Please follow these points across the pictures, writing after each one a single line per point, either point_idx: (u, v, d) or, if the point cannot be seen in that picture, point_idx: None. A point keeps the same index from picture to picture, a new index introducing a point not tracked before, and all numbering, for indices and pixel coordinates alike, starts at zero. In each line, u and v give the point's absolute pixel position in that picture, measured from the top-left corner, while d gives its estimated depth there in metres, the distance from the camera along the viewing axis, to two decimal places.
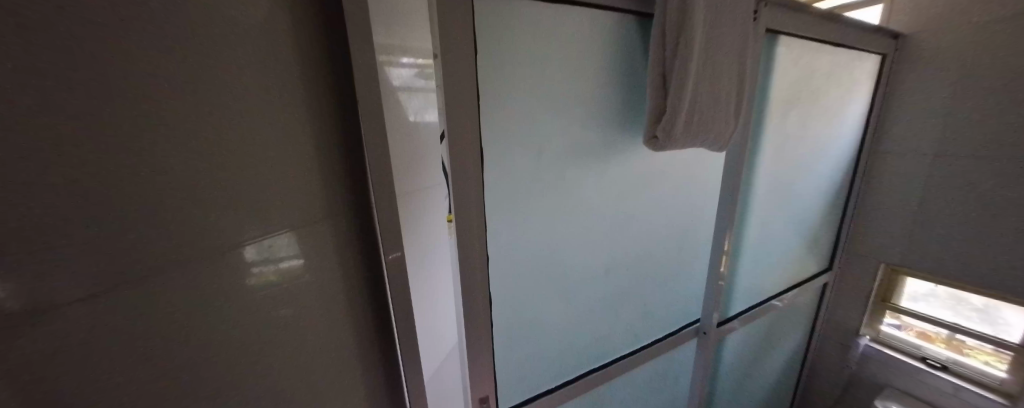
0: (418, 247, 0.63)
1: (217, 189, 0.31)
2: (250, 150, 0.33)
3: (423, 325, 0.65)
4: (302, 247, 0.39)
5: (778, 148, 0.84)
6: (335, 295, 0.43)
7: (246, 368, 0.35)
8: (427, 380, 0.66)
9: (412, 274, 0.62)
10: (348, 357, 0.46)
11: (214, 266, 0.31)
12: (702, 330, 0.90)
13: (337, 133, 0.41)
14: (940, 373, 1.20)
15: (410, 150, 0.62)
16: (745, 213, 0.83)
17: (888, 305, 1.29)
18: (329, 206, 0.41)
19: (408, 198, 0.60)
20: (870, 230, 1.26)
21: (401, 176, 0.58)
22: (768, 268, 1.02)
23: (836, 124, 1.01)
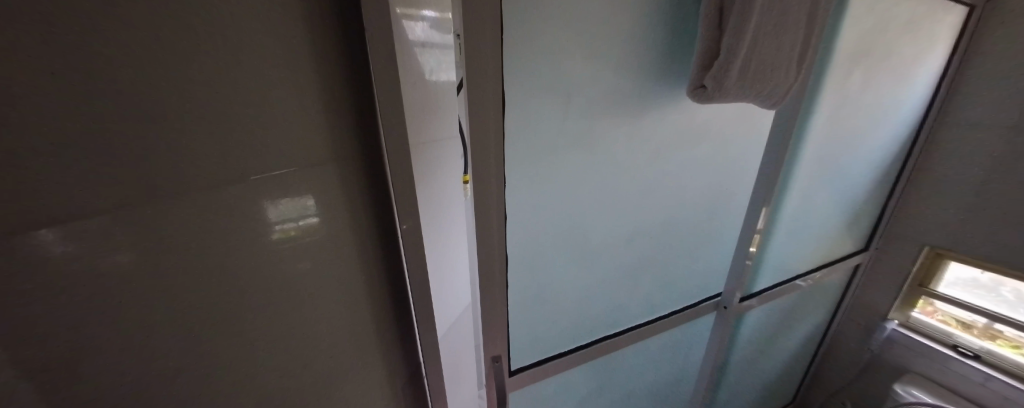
0: (433, 206, 0.61)
1: (234, 137, 0.28)
2: (265, 93, 0.30)
3: (440, 285, 0.65)
4: (322, 201, 0.37)
5: (833, 112, 0.74)
6: (353, 252, 0.42)
7: (275, 325, 0.34)
8: (440, 337, 0.66)
9: (429, 233, 0.60)
10: (363, 312, 0.45)
11: (238, 220, 0.29)
12: (723, 304, 0.87)
13: (346, 75, 0.37)
14: (971, 361, 1.14)
15: (427, 104, 0.58)
16: (786, 184, 0.77)
17: (923, 290, 1.22)
18: (346, 158, 0.39)
19: (423, 153, 0.57)
20: (917, 209, 1.16)
21: (417, 130, 0.54)
22: (801, 244, 0.96)
23: (903, 89, 0.89)
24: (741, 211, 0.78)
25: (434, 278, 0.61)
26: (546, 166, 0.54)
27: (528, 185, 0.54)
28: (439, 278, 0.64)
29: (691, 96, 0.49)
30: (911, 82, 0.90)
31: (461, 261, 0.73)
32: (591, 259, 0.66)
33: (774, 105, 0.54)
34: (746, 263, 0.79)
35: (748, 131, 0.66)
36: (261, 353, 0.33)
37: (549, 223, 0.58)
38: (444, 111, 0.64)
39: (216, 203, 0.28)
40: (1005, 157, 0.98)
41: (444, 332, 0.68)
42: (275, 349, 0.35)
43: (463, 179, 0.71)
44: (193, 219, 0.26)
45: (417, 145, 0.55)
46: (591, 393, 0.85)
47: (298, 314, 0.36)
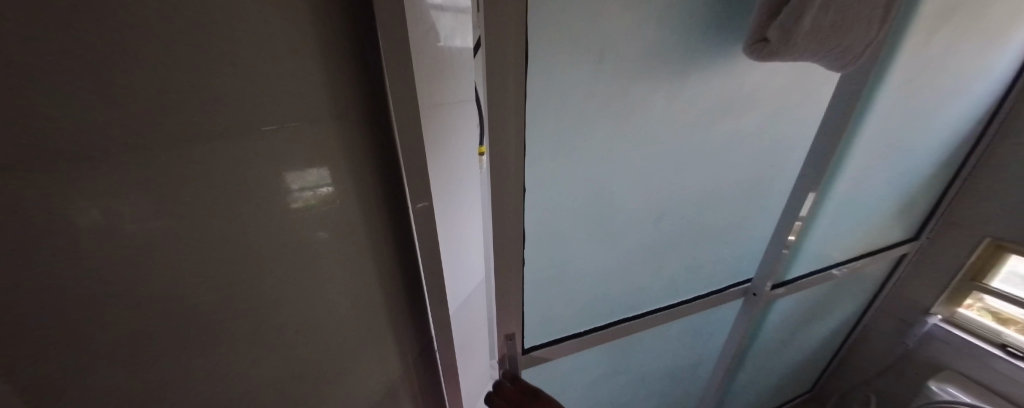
0: (446, 177, 0.57)
1: (244, 93, 0.25)
2: (271, 41, 0.26)
3: (452, 260, 0.62)
4: (337, 168, 0.34)
5: (906, 80, 0.65)
6: (369, 224, 0.39)
7: (299, 297, 0.33)
8: (452, 311, 0.65)
9: (441, 207, 0.57)
10: (374, 288, 0.42)
11: (253, 187, 0.27)
12: (752, 291, 0.81)
13: (348, 19, 0.31)
14: (1020, 363, 1.04)
15: (443, 67, 0.53)
16: (840, 162, 0.68)
17: (976, 284, 1.11)
18: (365, 121, 0.35)
19: (434, 120, 0.52)
20: (982, 197, 1.04)
21: (429, 95, 0.50)
22: (846, 230, 0.88)
23: (991, 55, 0.76)
24: (784, 192, 0.71)
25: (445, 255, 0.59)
26: (572, 137, 0.49)
27: (550, 156, 0.49)
28: (449, 253, 0.61)
29: (750, 54, 0.44)
30: (1002, 46, 0.77)
31: (474, 237, 0.70)
32: (614, 239, 0.62)
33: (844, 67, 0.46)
34: (783, 252, 0.72)
35: (802, 101, 0.58)
36: (281, 327, 0.32)
37: (571, 198, 0.54)
38: (461, 76, 0.59)
39: (232, 167, 0.25)
40: None
41: (456, 309, 0.66)
42: (298, 321, 0.34)
43: (479, 151, 0.67)
44: (207, 185, 0.24)
45: (428, 111, 0.50)
46: (606, 373, 0.83)
47: (316, 286, 0.35)
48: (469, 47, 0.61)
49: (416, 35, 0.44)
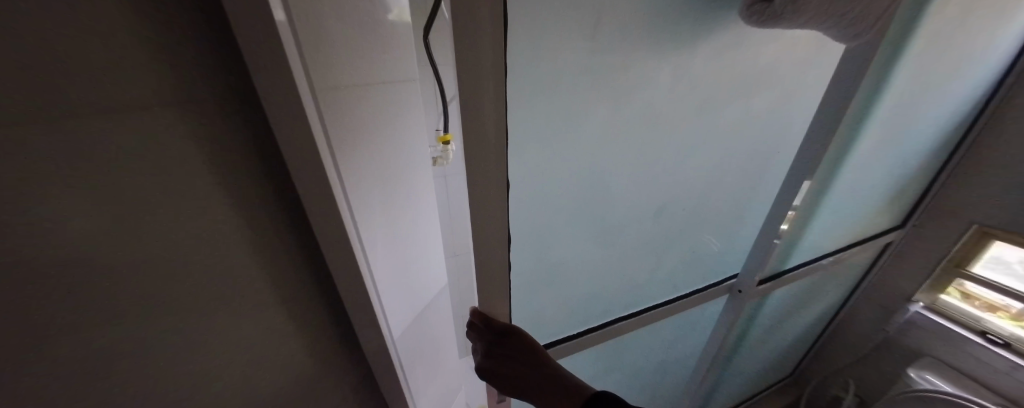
0: (399, 160, 0.56)
1: (116, 151, 0.23)
2: (119, 106, 0.22)
3: (411, 244, 0.62)
4: (219, 166, 0.28)
5: (917, 60, 0.61)
6: (271, 233, 0.33)
7: (203, 348, 0.32)
8: (416, 299, 0.65)
9: (397, 193, 0.56)
10: (278, 317, 0.37)
11: (139, 257, 0.26)
12: (737, 287, 0.78)
13: (218, 52, 0.25)
14: (998, 349, 1.05)
15: (384, 43, 0.50)
16: (845, 148, 0.66)
17: (959, 271, 1.12)
18: (265, 156, 0.30)
19: (373, 103, 0.46)
20: (971, 185, 1.04)
21: (365, 73, 0.44)
22: (843, 218, 0.86)
23: (998, 36, 0.74)
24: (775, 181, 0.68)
25: (395, 254, 0.53)
26: (561, 120, 0.42)
27: (537, 146, 0.42)
28: (401, 252, 0.55)
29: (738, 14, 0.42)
30: (1009, 23, 0.73)
31: (418, 231, 0.66)
32: (610, 235, 0.56)
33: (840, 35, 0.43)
34: (773, 242, 0.68)
35: (807, 85, 0.54)
36: (175, 330, 0.30)
37: (566, 194, 0.49)
38: (398, 53, 0.55)
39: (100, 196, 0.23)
40: None
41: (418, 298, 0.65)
42: (209, 366, 0.34)
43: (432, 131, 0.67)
44: (100, 254, 0.24)
45: (375, 93, 0.47)
46: (599, 372, 0.80)
47: (222, 337, 0.33)
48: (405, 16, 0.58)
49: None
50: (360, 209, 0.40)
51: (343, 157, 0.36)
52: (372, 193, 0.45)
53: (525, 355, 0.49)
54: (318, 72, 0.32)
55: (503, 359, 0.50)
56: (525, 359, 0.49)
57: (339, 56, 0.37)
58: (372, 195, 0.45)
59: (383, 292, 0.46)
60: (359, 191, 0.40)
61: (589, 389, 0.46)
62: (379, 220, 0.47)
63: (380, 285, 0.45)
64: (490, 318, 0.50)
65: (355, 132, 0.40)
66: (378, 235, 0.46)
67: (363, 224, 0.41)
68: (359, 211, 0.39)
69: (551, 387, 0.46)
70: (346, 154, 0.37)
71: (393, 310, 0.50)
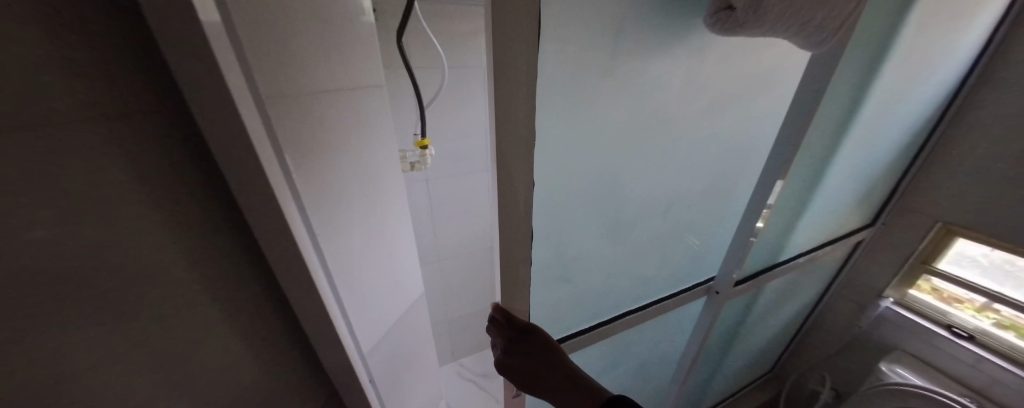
0: (347, 160, 0.58)
1: (44, 142, 0.24)
2: (46, 99, 0.24)
3: (367, 240, 0.65)
4: (134, 155, 0.29)
5: (874, 73, 0.70)
6: (200, 225, 0.34)
7: (147, 344, 0.32)
8: (375, 295, 0.66)
9: (349, 190, 0.59)
10: (217, 313, 0.38)
11: (77, 247, 0.27)
12: (714, 289, 0.81)
13: (140, 55, 0.27)
14: (963, 342, 1.13)
15: (333, 50, 0.54)
16: (814, 149, 0.74)
17: (925, 267, 1.21)
18: (192, 153, 0.32)
19: (325, 98, 0.51)
20: (933, 187, 1.13)
21: (315, 71, 0.49)
22: (818, 215, 0.94)
23: (953, 52, 0.83)
24: (751, 180, 0.74)
25: (349, 241, 0.56)
26: (578, 121, 0.44)
27: (557, 145, 0.44)
28: (355, 240, 0.58)
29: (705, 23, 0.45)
30: (960, 42, 0.82)
31: (373, 227, 0.68)
32: (623, 232, 0.59)
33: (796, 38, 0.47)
34: (750, 240, 0.70)
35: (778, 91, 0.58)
36: (99, 323, 0.29)
37: (579, 193, 0.50)
38: (347, 58, 0.59)
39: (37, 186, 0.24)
40: None
41: (376, 291, 0.67)
42: (156, 365, 0.33)
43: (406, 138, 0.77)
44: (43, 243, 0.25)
45: (323, 93, 0.51)
46: (602, 367, 0.83)
47: (165, 334, 0.34)
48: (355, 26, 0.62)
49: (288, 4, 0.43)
50: (305, 195, 0.43)
51: (283, 143, 0.39)
52: (322, 182, 0.49)
53: (545, 356, 0.51)
54: (250, 62, 0.35)
55: (523, 357, 0.51)
56: (545, 360, 0.50)
57: (286, 55, 0.42)
58: (320, 183, 0.48)
59: (334, 276, 0.49)
60: (303, 178, 0.43)
61: (605, 391, 0.47)
62: (328, 208, 0.50)
63: (331, 268, 0.48)
64: (514, 315, 0.52)
65: (301, 123, 0.44)
66: (328, 220, 0.49)
67: (307, 209, 0.43)
68: (302, 196, 0.42)
69: (567, 388, 0.47)
70: (286, 140, 0.40)
71: (347, 293, 0.53)
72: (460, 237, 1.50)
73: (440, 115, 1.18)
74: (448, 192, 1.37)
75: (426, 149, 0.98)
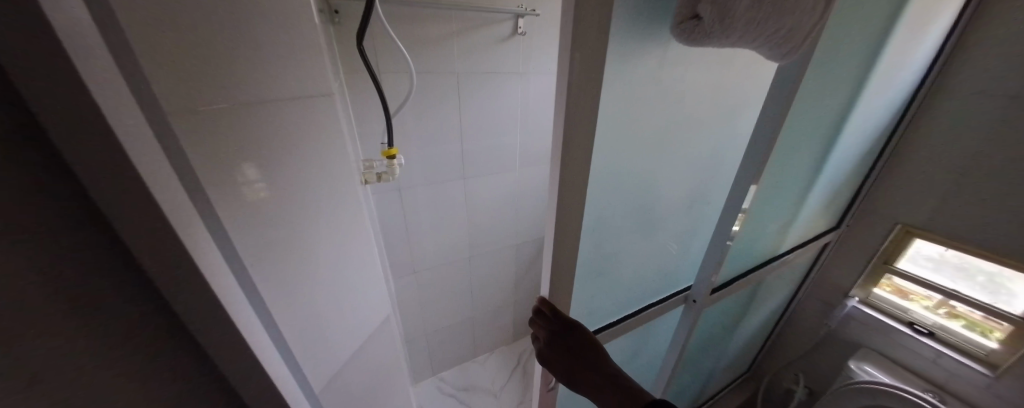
0: (315, 187, 0.53)
1: None
2: None
3: (337, 266, 0.60)
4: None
5: (843, 76, 0.65)
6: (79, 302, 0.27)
7: None
8: (345, 318, 0.63)
9: (315, 217, 0.53)
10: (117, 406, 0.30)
11: None
12: (691, 298, 0.82)
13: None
14: (924, 338, 1.13)
15: (285, 58, 0.45)
16: (783, 158, 0.69)
17: (888, 267, 1.20)
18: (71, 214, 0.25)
19: (299, 119, 0.48)
20: (894, 188, 1.12)
21: (271, 93, 0.43)
22: (785, 222, 0.90)
23: (914, 54, 0.80)
24: (703, 190, 0.71)
25: (314, 268, 0.54)
26: None
27: None
28: (325, 265, 0.56)
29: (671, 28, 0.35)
30: (923, 40, 0.79)
31: (347, 252, 0.63)
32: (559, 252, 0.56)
33: (779, 51, 0.38)
34: (727, 245, 0.71)
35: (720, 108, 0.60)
36: None
37: None
38: (304, 66, 0.49)
39: None
40: (999, 132, 0.91)
41: (347, 319, 0.63)
42: None
43: (389, 153, 0.77)
44: None
45: (263, 111, 0.42)
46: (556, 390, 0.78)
47: None
48: (319, 27, 0.53)
49: (241, 20, 0.39)
50: (250, 229, 0.41)
51: (228, 177, 0.38)
52: (269, 215, 0.44)
53: (584, 352, 0.56)
54: (192, 93, 0.34)
55: (563, 350, 0.57)
56: (584, 355, 0.55)
57: (245, 76, 0.39)
58: (280, 213, 0.46)
59: (280, 310, 0.46)
60: (253, 208, 0.41)
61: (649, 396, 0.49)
62: (292, 236, 0.48)
63: (279, 303, 0.46)
64: (558, 309, 0.58)
65: (262, 149, 0.42)
66: (285, 250, 0.47)
67: (251, 244, 0.41)
68: (246, 230, 0.40)
69: (602, 383, 0.52)
70: (233, 173, 0.39)
71: (303, 323, 0.51)
72: (436, 252, 1.40)
73: (411, 122, 1.11)
74: (424, 202, 1.27)
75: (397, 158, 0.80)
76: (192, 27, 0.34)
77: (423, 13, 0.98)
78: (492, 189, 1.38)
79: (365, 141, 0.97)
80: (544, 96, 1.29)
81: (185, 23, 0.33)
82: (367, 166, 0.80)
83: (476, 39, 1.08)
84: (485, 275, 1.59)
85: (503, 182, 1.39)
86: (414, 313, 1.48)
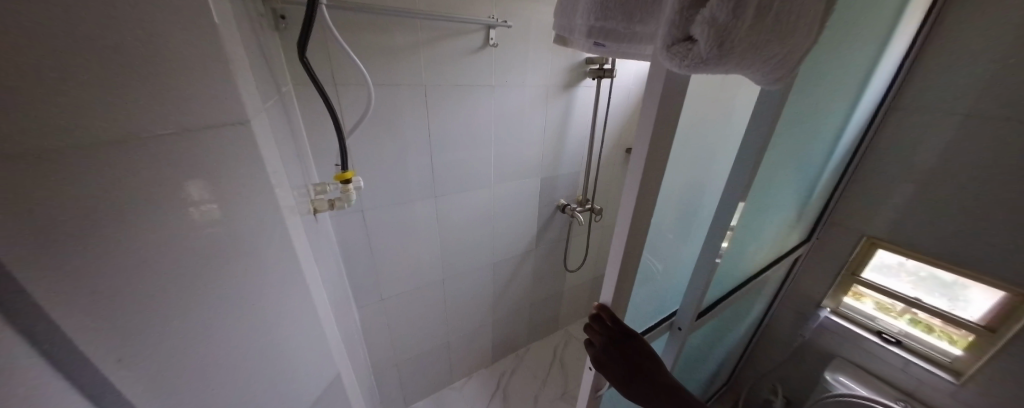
0: (249, 235, 0.43)
1: None
2: None
3: (285, 317, 0.51)
4: None
5: (825, 97, 0.63)
6: None
7: None
8: (290, 377, 0.53)
9: (237, 271, 0.42)
10: None
11: None
12: (676, 325, 0.78)
13: None
14: (893, 347, 1.16)
15: (160, 78, 0.33)
16: (764, 180, 0.66)
17: (855, 278, 1.23)
18: None
19: (202, 153, 0.37)
20: (858, 203, 1.15)
21: (149, 126, 0.33)
22: (765, 241, 0.88)
23: (884, 73, 0.81)
24: (685, 215, 0.67)
25: (243, 325, 0.45)
26: None
27: None
28: (258, 321, 0.47)
29: (659, 56, 0.32)
30: (890, 60, 0.79)
31: (298, 301, 0.54)
32: None
33: (777, 81, 0.34)
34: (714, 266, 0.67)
35: (706, 131, 0.57)
36: None
37: None
38: (194, 85, 0.35)
39: None
40: (953, 150, 0.95)
41: (287, 383, 0.53)
42: None
43: (346, 177, 0.68)
44: None
45: (133, 150, 0.32)
46: None
47: None
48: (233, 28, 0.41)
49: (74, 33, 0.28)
50: (152, 274, 0.36)
51: (155, 207, 0.35)
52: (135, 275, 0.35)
53: (640, 358, 0.61)
54: (108, 121, 0.31)
55: (621, 354, 0.61)
56: (638, 359, 0.61)
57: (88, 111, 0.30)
58: (198, 259, 0.39)
59: (147, 392, 0.37)
60: (153, 253, 0.35)
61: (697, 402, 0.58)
62: (202, 292, 0.40)
63: (148, 382, 0.37)
64: (617, 315, 0.61)
65: (218, 173, 0.38)
66: (188, 310, 0.38)
67: (132, 299, 0.35)
68: (147, 276, 0.35)
69: (654, 390, 0.58)
70: (168, 200, 0.35)
71: (197, 402, 0.41)
72: (406, 276, 1.30)
73: (373, 140, 1.02)
74: (391, 224, 1.17)
75: (353, 181, 0.71)
76: (111, 55, 0.30)
77: (387, 23, 0.91)
78: (466, 207, 1.31)
79: (317, 163, 0.87)
80: (519, 110, 1.24)
81: (86, 50, 0.29)
82: (318, 191, 0.71)
83: (444, 51, 1.01)
84: (460, 297, 1.50)
85: (477, 200, 1.32)
86: (382, 343, 1.36)
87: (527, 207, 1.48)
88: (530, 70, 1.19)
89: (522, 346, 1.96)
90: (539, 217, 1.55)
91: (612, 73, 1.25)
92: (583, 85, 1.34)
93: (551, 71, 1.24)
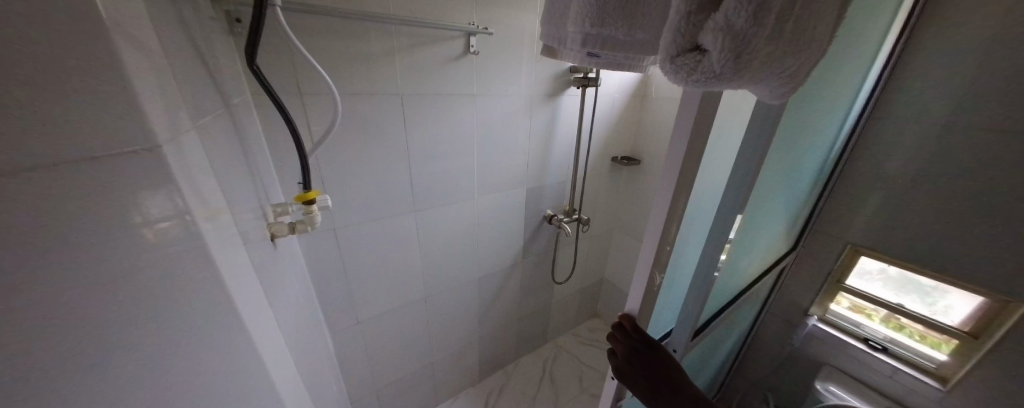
0: (188, 281, 0.36)
1: None
2: None
3: (239, 369, 0.44)
4: None
5: (818, 110, 0.61)
6: None
7: None
8: None
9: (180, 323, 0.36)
10: None
11: None
12: (672, 347, 0.74)
13: None
14: (881, 355, 1.16)
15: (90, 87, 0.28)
16: (757, 195, 0.63)
17: (840, 286, 1.23)
18: None
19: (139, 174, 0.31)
20: (842, 211, 1.15)
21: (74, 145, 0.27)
22: (755, 254, 0.86)
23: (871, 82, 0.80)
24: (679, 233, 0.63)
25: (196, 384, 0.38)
26: None
27: None
28: (209, 380, 0.40)
29: (663, 68, 0.27)
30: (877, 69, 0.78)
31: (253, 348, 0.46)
32: None
33: (785, 98, 0.31)
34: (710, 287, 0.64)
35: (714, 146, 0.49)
36: None
37: None
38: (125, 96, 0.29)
39: None
40: (933, 159, 0.96)
41: None
42: None
43: (309, 197, 0.61)
44: None
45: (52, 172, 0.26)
46: None
47: None
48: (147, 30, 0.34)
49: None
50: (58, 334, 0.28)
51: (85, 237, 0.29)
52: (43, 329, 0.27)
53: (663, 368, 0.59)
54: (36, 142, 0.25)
55: (642, 363, 0.59)
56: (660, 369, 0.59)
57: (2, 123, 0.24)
58: (142, 296, 0.33)
59: None
60: (83, 301, 0.29)
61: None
62: (129, 349, 0.33)
63: None
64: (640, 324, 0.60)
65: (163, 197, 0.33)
66: (100, 379, 0.31)
67: (41, 368, 0.28)
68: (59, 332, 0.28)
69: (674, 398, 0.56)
70: (106, 229, 0.30)
71: None
72: (382, 297, 1.21)
73: (345, 153, 0.95)
74: (365, 242, 1.09)
75: (317, 201, 0.64)
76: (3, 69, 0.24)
77: (360, 29, 0.85)
78: (447, 222, 1.24)
79: (277, 181, 0.79)
80: (501, 121, 1.19)
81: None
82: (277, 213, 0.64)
83: (420, 58, 0.96)
84: (443, 316, 1.42)
85: (458, 214, 1.26)
86: (357, 370, 1.27)
87: (512, 219, 1.43)
88: (512, 78, 1.14)
89: (509, 362, 1.90)
90: (524, 230, 1.50)
91: (596, 82, 1.23)
92: (567, 94, 1.31)
93: (533, 80, 1.20)
